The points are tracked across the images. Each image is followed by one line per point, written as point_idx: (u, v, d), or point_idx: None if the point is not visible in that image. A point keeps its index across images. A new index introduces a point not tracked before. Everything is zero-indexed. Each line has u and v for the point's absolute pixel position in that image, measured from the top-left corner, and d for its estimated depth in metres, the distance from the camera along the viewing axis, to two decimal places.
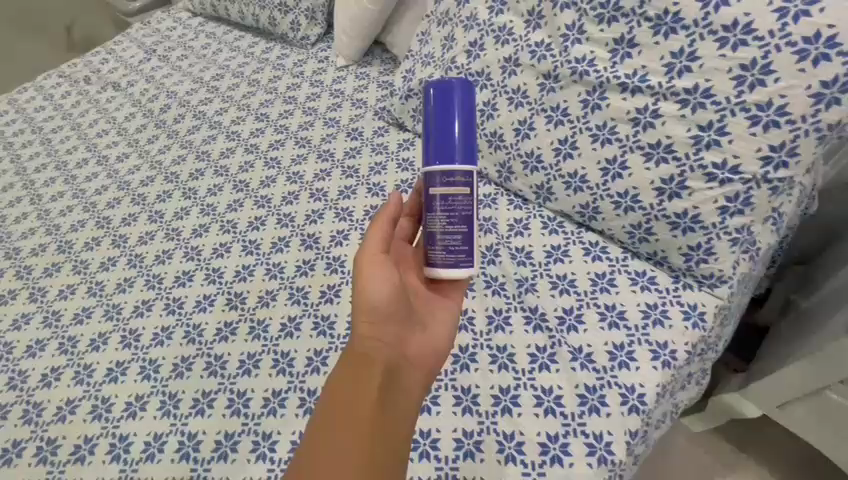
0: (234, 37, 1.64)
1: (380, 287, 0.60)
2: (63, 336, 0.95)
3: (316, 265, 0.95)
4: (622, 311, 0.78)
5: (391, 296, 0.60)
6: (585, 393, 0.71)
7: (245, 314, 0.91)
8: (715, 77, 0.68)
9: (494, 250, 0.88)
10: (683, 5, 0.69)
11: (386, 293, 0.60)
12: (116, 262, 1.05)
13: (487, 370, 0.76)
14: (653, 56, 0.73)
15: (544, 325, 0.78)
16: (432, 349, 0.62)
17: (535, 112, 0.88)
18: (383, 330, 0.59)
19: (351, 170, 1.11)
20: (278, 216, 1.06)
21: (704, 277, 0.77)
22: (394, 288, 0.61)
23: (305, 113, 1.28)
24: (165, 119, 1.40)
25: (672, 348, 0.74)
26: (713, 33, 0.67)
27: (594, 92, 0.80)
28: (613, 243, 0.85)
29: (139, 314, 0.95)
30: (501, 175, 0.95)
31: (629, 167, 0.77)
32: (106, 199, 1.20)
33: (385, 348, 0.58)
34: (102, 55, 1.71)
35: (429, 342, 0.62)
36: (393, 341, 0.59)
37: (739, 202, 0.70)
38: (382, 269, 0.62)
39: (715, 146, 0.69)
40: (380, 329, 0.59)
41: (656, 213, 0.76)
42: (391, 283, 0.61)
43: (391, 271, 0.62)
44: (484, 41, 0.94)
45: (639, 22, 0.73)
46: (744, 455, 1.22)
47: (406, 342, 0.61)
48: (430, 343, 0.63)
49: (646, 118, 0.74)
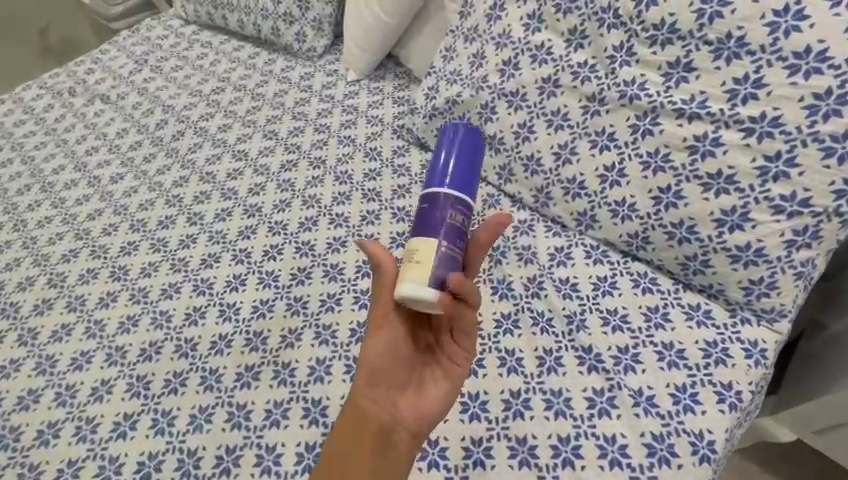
0: (233, 47, 1.55)
1: (379, 346, 0.62)
2: (60, 385, 0.85)
3: (342, 299, 0.88)
4: (681, 350, 0.73)
5: (386, 356, 0.61)
6: (653, 443, 0.67)
7: (268, 357, 0.83)
8: (784, 106, 0.66)
9: (538, 282, 0.83)
10: (748, 29, 0.66)
11: (384, 354, 0.61)
12: (116, 297, 0.96)
13: (543, 418, 0.71)
14: (714, 81, 0.70)
15: (599, 366, 0.73)
16: (427, 411, 0.61)
17: (577, 135, 0.83)
18: (377, 389, 0.61)
19: (372, 193, 1.04)
20: (296, 244, 0.98)
21: (765, 311, 0.73)
22: (392, 349, 0.62)
23: (317, 130, 1.20)
24: (162, 136, 1.30)
25: (738, 389, 0.70)
26: (783, 60, 0.65)
27: (646, 116, 0.76)
28: (663, 274, 0.80)
29: (147, 359, 0.86)
30: (537, 200, 0.89)
31: (685, 196, 0.73)
32: (100, 225, 1.10)
33: (376, 405, 0.60)
34: (87, 65, 1.60)
35: (422, 405, 0.61)
36: (385, 398, 0.60)
37: (807, 235, 0.68)
38: (385, 329, 0.62)
39: (783, 178, 0.67)
40: (372, 386, 0.60)
41: (714, 246, 0.72)
42: (391, 345, 0.62)
43: (393, 332, 0.62)
44: (518, 60, 0.89)
45: (698, 45, 0.70)
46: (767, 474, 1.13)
47: (401, 400, 0.61)
48: (425, 404, 0.61)
49: (705, 146, 0.71)
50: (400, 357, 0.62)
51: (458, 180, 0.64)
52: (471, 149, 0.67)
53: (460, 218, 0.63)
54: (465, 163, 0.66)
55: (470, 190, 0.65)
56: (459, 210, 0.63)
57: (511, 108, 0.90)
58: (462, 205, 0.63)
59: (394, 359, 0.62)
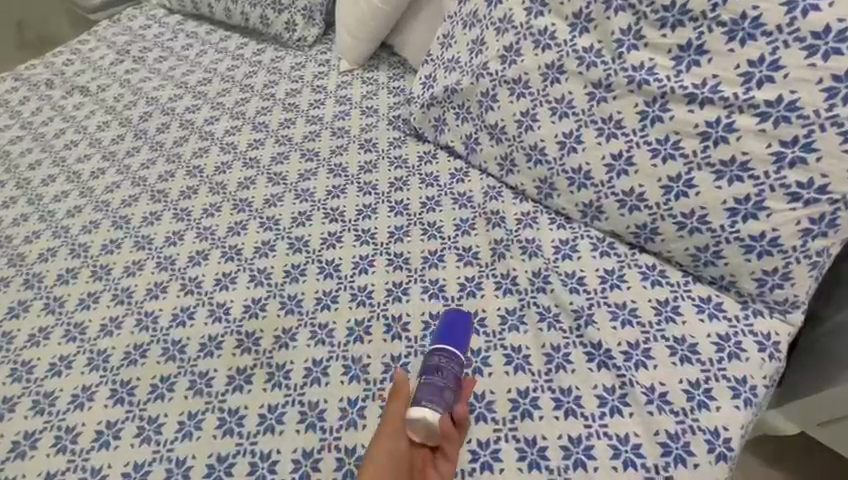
0: (220, 37, 1.49)
1: (384, 454, 0.63)
2: (37, 393, 0.80)
3: (339, 297, 0.84)
4: (694, 345, 0.70)
5: (391, 467, 0.62)
6: (668, 442, 0.64)
7: (261, 359, 0.79)
8: (802, 89, 0.63)
9: (544, 277, 0.79)
10: (764, 9, 0.65)
11: (388, 461, 0.62)
12: (98, 298, 0.90)
13: (552, 418, 0.68)
14: (727, 65, 0.68)
15: (610, 362, 0.70)
16: None
17: (583, 123, 0.79)
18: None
19: (368, 186, 1.00)
20: (288, 240, 0.93)
21: (778, 302, 0.71)
22: (395, 458, 0.63)
23: (309, 122, 1.16)
24: (146, 129, 1.24)
25: (752, 384, 0.67)
26: (800, 40, 0.63)
27: (655, 102, 0.73)
28: (672, 266, 0.77)
29: (131, 363, 0.81)
30: (541, 191, 0.86)
31: (696, 185, 0.71)
32: (80, 222, 1.05)
33: None
34: (65, 56, 1.53)
35: None
36: None
37: (823, 223, 0.66)
38: (391, 436, 0.64)
39: (799, 164, 0.65)
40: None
41: (727, 236, 0.70)
42: (395, 455, 0.63)
43: (397, 444, 0.64)
44: (521, 46, 0.85)
45: (710, 26, 0.68)
46: (773, 470, 1.07)
47: None
48: None
49: (718, 132, 0.69)
50: (400, 470, 0.62)
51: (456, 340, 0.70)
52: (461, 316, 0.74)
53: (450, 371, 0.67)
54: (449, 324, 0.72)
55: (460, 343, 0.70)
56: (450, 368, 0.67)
57: (513, 96, 0.86)
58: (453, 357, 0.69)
59: (395, 466, 0.62)
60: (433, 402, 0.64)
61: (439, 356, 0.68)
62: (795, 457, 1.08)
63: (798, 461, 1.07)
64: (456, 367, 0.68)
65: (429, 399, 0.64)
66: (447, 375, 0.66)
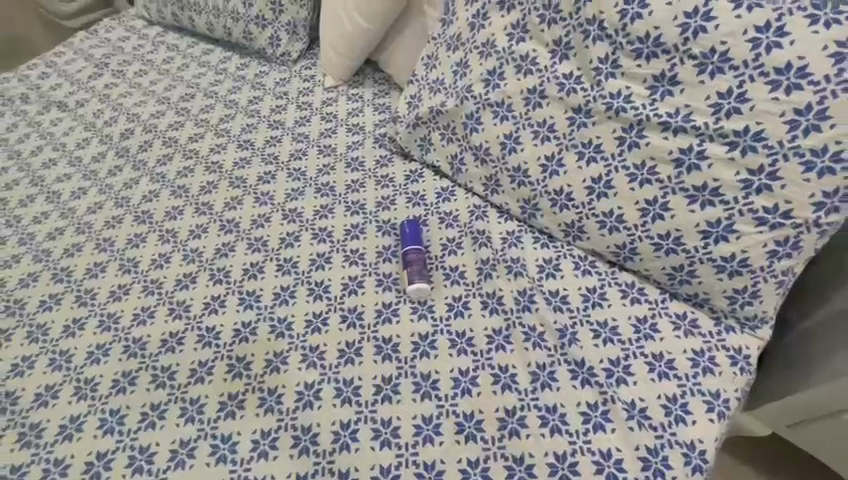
0: (201, 51, 1.49)
1: None
2: (22, 425, 0.78)
3: (329, 319, 0.85)
4: (671, 360, 0.74)
5: None
6: (648, 456, 0.68)
7: (253, 383, 0.80)
8: (766, 121, 0.66)
9: (529, 296, 0.82)
10: (730, 45, 0.67)
11: None
12: (83, 324, 0.89)
13: (538, 435, 0.70)
14: (698, 95, 0.70)
15: (593, 380, 0.73)
16: None
17: (564, 146, 0.82)
18: None
19: (356, 205, 1.01)
20: (277, 261, 0.94)
21: (747, 318, 0.75)
22: None
23: (295, 140, 1.16)
24: (128, 147, 1.23)
25: (725, 397, 0.71)
26: (765, 75, 0.65)
27: (631, 129, 0.76)
28: (650, 283, 0.81)
29: (120, 390, 0.80)
30: (524, 211, 0.89)
31: (671, 208, 0.74)
32: (62, 244, 1.03)
33: None
34: (40, 69, 1.51)
35: None
36: None
37: (788, 246, 0.69)
38: None
39: (766, 191, 0.68)
40: None
41: (700, 257, 0.73)
42: None
43: None
44: (503, 70, 0.88)
45: (682, 59, 0.71)
46: (744, 466, 1.12)
47: None
48: None
49: (690, 159, 0.72)
50: None
51: (413, 238, 0.90)
52: (414, 234, 0.91)
53: (417, 254, 0.88)
54: (411, 236, 0.91)
55: (415, 237, 0.90)
56: (416, 253, 0.88)
57: (497, 118, 0.89)
58: (416, 246, 0.89)
59: None
60: (421, 281, 0.85)
61: (410, 252, 0.88)
62: (771, 452, 1.13)
63: (770, 459, 1.13)
64: (416, 251, 0.88)
65: (420, 279, 0.85)
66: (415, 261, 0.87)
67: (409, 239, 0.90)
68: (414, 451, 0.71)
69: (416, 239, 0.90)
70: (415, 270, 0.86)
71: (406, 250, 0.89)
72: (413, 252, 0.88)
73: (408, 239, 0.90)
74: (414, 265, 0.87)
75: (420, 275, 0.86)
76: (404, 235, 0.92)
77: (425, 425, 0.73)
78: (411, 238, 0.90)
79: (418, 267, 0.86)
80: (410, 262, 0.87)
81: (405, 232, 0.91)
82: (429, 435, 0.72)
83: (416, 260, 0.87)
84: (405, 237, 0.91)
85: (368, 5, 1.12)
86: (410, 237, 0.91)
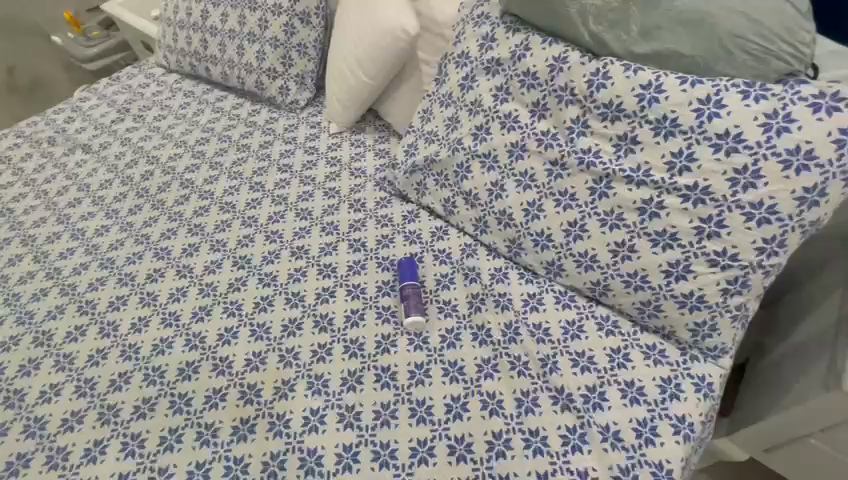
0: (216, 97, 1.62)
1: None
2: (51, 448, 0.86)
3: (333, 349, 0.93)
4: (641, 387, 0.82)
5: None
6: (620, 475, 0.75)
7: (263, 409, 0.87)
8: (712, 178, 0.77)
9: (514, 328, 0.91)
10: (680, 113, 0.79)
11: None
12: (106, 354, 0.97)
13: (522, 456, 0.78)
14: (655, 154, 0.82)
15: (572, 405, 0.81)
16: None
17: (544, 194, 0.93)
18: None
19: (358, 243, 1.11)
20: (286, 295, 1.03)
21: (709, 349, 0.84)
22: None
23: (302, 182, 1.27)
24: (148, 187, 1.33)
25: (690, 421, 0.79)
26: (708, 139, 0.77)
27: (601, 181, 0.87)
28: (623, 316, 0.90)
29: (140, 416, 0.88)
30: (510, 249, 0.99)
31: (637, 250, 0.84)
32: (87, 279, 1.12)
33: None
34: (66, 113, 1.63)
35: None
36: None
37: (738, 284, 0.79)
38: None
39: (716, 237, 0.78)
40: None
41: (664, 293, 0.83)
42: None
43: None
44: (490, 126, 1.00)
45: (641, 123, 0.82)
46: None
47: None
48: None
49: (651, 208, 0.82)
50: None
51: (411, 274, 0.99)
52: (411, 270, 1.00)
53: (414, 289, 0.97)
54: (408, 272, 1.00)
55: (412, 273, 1.00)
56: (413, 288, 0.97)
57: (484, 168, 1.00)
58: (413, 282, 0.98)
59: None
60: (418, 313, 0.94)
61: (408, 287, 0.98)
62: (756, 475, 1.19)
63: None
64: (412, 286, 0.97)
65: (416, 312, 0.94)
66: (412, 295, 0.96)
67: (406, 275, 0.99)
68: (410, 471, 0.78)
69: (413, 276, 0.99)
70: (413, 304, 0.95)
71: (403, 285, 0.98)
72: (410, 288, 0.97)
73: (406, 275, 0.99)
74: (411, 299, 0.96)
75: (416, 308, 0.94)
76: (402, 271, 1.01)
77: (420, 447, 0.80)
78: (409, 275, 0.99)
79: (415, 300, 0.95)
80: (407, 296, 0.96)
81: (403, 268, 1.01)
82: (424, 456, 0.79)
83: (413, 294, 0.96)
84: (403, 273, 1.00)
85: (369, 63, 1.25)
86: (407, 273, 1.00)
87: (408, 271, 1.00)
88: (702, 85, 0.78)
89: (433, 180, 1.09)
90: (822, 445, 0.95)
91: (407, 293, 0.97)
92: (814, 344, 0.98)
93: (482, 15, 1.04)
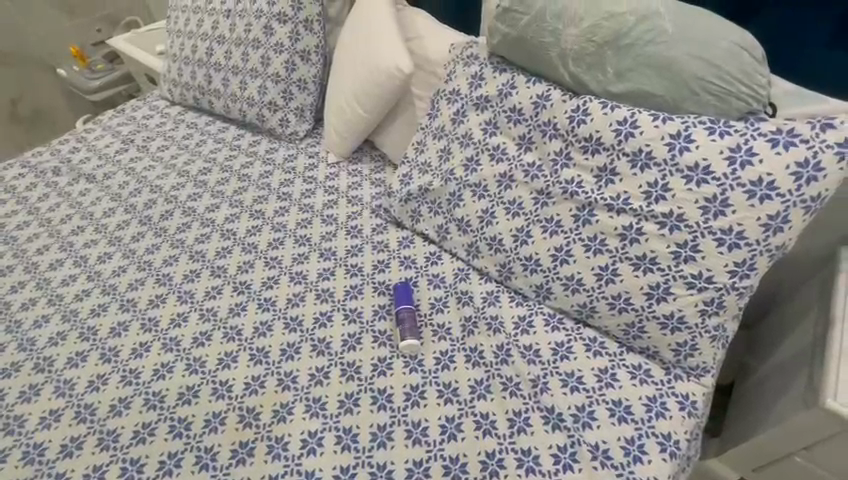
0: (218, 129, 1.69)
1: None
2: (49, 474, 0.87)
3: (330, 372, 0.96)
4: (628, 406, 0.85)
5: None
6: None
7: (262, 432, 0.89)
8: (686, 206, 0.83)
9: (505, 349, 0.95)
10: (653, 147, 0.86)
11: None
12: (106, 379, 0.99)
13: (515, 475, 0.80)
14: (633, 184, 0.88)
15: (562, 425, 0.84)
16: None
17: (531, 221, 0.98)
18: None
19: (355, 268, 1.15)
20: (284, 320, 1.06)
21: (692, 367, 0.88)
22: None
23: (301, 210, 1.32)
24: (150, 215, 1.38)
25: (676, 439, 0.82)
26: (680, 171, 0.84)
27: (584, 208, 0.92)
28: (609, 337, 0.94)
29: (140, 441, 0.89)
30: (501, 273, 1.03)
31: (620, 274, 0.89)
32: (88, 305, 1.14)
33: None
34: (71, 144, 1.68)
35: None
36: None
37: (715, 305, 0.84)
38: None
39: (692, 261, 0.84)
40: None
41: (646, 314, 0.87)
42: None
43: None
44: (480, 157, 1.06)
45: (619, 155, 0.89)
46: None
47: None
48: None
49: (631, 234, 0.88)
50: None
51: (406, 299, 1.03)
52: (407, 295, 1.04)
53: (409, 313, 1.01)
54: (404, 296, 1.04)
55: (407, 298, 1.04)
56: (408, 312, 1.01)
57: (475, 197, 1.06)
58: (409, 306, 1.02)
59: None
60: (412, 336, 0.97)
61: (403, 311, 1.01)
62: None
63: None
64: (407, 310, 1.01)
65: (411, 334, 0.97)
66: (407, 319, 1.00)
67: (402, 299, 1.03)
68: None
69: (408, 300, 1.03)
70: (408, 327, 0.98)
71: (398, 309, 1.02)
72: (405, 312, 1.01)
73: (402, 299, 1.03)
74: (406, 322, 0.99)
75: (411, 331, 0.98)
76: (398, 296, 1.05)
77: (416, 468, 0.82)
78: (405, 299, 1.03)
79: (409, 324, 0.99)
80: (402, 320, 1.00)
81: (399, 292, 1.05)
82: (420, 477, 0.81)
83: (408, 318, 1.00)
84: (399, 297, 1.04)
85: (366, 98, 1.33)
86: (403, 297, 1.04)
87: (403, 296, 1.04)
88: (672, 122, 0.85)
89: (426, 207, 1.14)
90: (807, 462, 0.98)
91: (402, 317, 1.00)
92: (795, 364, 1.02)
93: (472, 56, 1.12)
